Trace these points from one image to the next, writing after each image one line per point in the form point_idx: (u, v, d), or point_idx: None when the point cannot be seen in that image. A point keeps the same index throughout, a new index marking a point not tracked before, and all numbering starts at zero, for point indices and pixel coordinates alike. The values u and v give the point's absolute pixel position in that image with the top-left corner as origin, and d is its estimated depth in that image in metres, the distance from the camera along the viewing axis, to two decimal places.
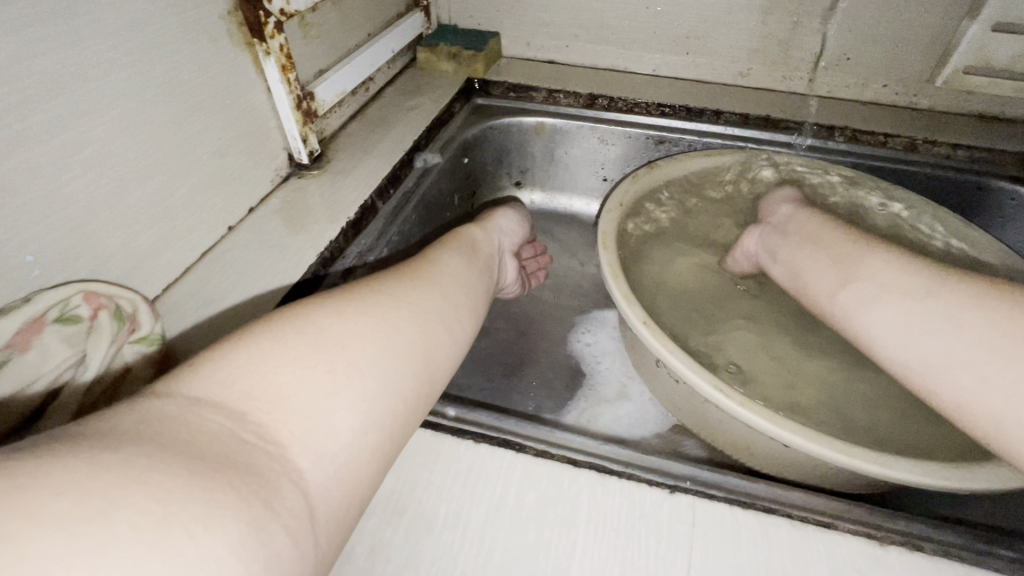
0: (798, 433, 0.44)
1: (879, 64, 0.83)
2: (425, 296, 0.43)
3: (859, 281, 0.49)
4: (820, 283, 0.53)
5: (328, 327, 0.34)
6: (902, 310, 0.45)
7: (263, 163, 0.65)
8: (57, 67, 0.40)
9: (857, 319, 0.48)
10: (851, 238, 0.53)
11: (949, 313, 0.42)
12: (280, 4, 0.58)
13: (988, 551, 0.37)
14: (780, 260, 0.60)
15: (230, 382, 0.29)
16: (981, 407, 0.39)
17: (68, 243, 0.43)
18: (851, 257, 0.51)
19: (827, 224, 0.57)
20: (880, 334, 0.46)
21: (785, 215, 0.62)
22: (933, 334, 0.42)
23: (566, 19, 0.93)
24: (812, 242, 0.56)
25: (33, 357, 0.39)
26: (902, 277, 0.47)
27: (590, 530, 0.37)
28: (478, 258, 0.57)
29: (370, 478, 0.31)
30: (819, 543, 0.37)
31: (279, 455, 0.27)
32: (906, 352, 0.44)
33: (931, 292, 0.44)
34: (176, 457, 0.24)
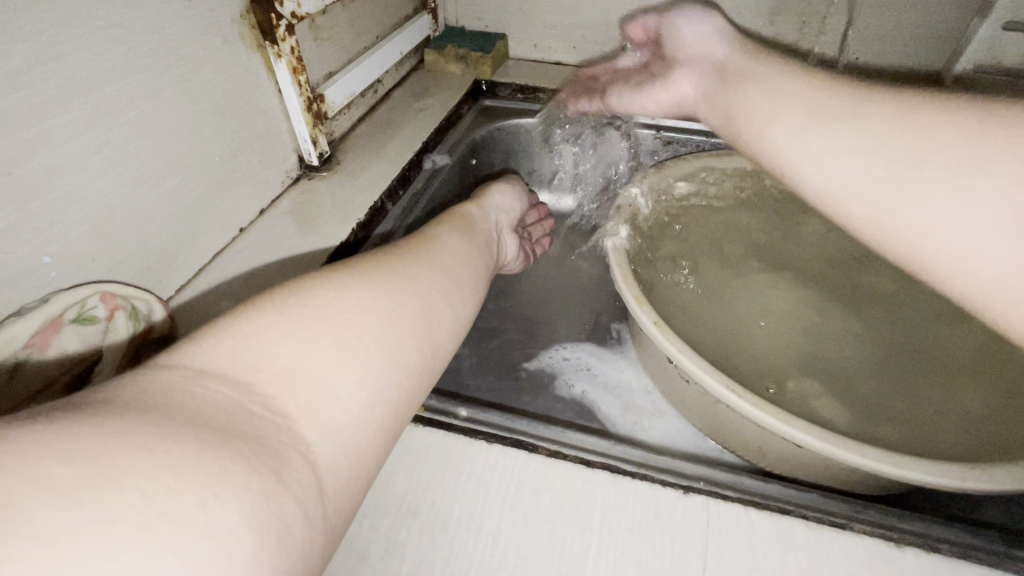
0: (815, 435, 0.44)
1: (887, 64, 0.83)
2: (426, 272, 0.41)
3: (778, 108, 0.39)
4: (742, 123, 0.42)
5: (332, 299, 0.33)
6: (829, 136, 0.35)
7: (274, 164, 0.65)
8: (76, 71, 0.41)
9: (780, 154, 0.38)
10: (786, 69, 0.43)
11: (876, 133, 0.33)
12: (291, 7, 0.59)
13: (1007, 554, 0.37)
14: (702, 104, 0.50)
15: (233, 354, 0.27)
16: (917, 232, 0.30)
17: (85, 245, 0.44)
18: (786, 87, 0.40)
19: (750, 56, 0.47)
20: (800, 167, 0.37)
21: (701, 35, 0.52)
22: (862, 157, 0.33)
23: (573, 21, 0.93)
24: (745, 74, 0.44)
25: (52, 358, 0.40)
26: (822, 102, 0.37)
27: (604, 531, 0.37)
28: (477, 235, 0.56)
29: (378, 451, 0.30)
30: (834, 544, 0.36)
31: (286, 427, 0.26)
32: (837, 184, 0.34)
33: (864, 108, 0.35)
34: (185, 426, 0.22)
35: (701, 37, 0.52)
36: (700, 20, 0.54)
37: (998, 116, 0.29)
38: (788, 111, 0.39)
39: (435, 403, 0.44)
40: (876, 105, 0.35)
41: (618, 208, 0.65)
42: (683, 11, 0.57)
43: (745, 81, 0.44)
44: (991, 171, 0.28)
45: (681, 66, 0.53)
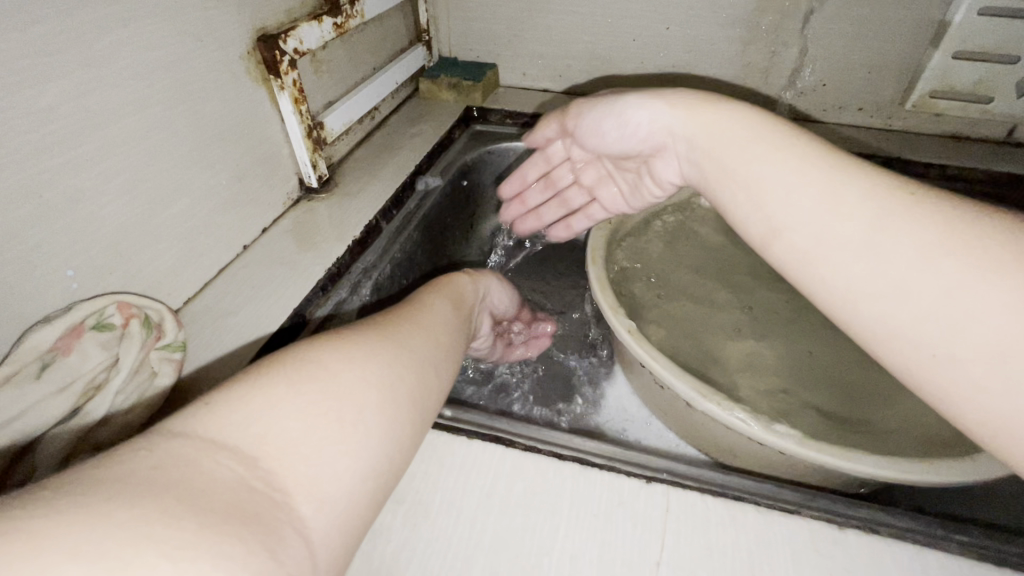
0: (771, 430, 0.48)
1: (852, 90, 0.88)
2: (427, 340, 0.43)
3: (780, 221, 0.39)
4: (749, 230, 0.42)
5: (341, 370, 0.33)
6: (840, 262, 0.35)
7: (276, 188, 0.70)
8: (101, 105, 0.46)
9: (794, 271, 0.38)
10: (785, 157, 0.40)
11: (903, 272, 0.33)
12: (294, 44, 0.65)
13: (945, 536, 0.40)
14: (697, 189, 0.50)
15: (242, 425, 0.28)
16: (956, 391, 0.30)
17: (103, 260, 0.48)
18: (792, 193, 0.39)
19: (729, 126, 0.45)
20: (824, 292, 0.36)
21: (643, 130, 0.52)
22: (889, 300, 0.33)
23: (559, 51, 1.00)
24: (740, 181, 0.43)
25: (74, 360, 0.43)
26: (824, 218, 0.37)
27: (572, 515, 0.40)
28: (468, 299, 0.58)
29: (364, 530, 0.30)
30: (783, 527, 0.40)
31: (284, 505, 0.26)
32: (873, 323, 0.34)
33: (885, 242, 0.34)
34: (188, 510, 0.22)
35: (648, 126, 0.51)
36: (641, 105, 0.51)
37: None
38: (794, 225, 0.38)
39: None
40: (892, 230, 0.34)
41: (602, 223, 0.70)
42: (585, 110, 0.58)
43: (752, 181, 0.41)
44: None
45: (653, 158, 0.54)
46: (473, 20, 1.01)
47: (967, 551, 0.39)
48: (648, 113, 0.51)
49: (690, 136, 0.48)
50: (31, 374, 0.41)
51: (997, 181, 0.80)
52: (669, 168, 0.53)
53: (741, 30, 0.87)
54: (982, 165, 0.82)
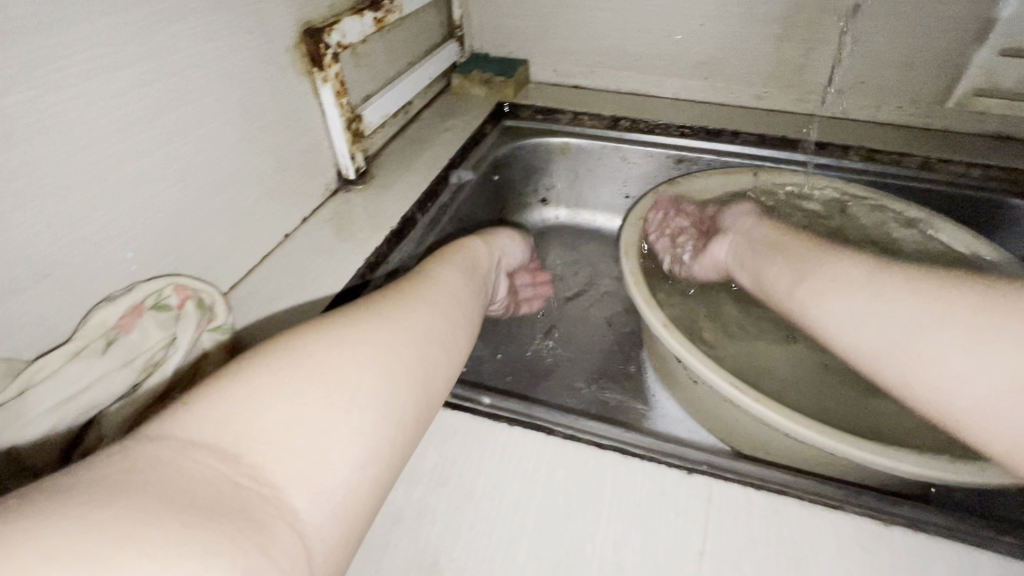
0: (812, 428, 0.47)
1: (891, 87, 0.87)
2: (423, 316, 0.43)
3: (806, 275, 0.53)
4: (777, 286, 0.56)
5: (325, 358, 0.35)
6: (847, 299, 0.48)
7: (316, 178, 0.72)
8: (160, 93, 0.47)
9: (811, 310, 0.51)
10: (816, 244, 0.57)
11: (890, 300, 0.45)
12: (337, 38, 0.66)
13: (993, 537, 0.39)
14: (738, 267, 0.65)
15: (225, 423, 0.29)
16: (934, 379, 0.40)
17: (158, 243, 0.50)
18: (811, 258, 0.54)
19: (778, 232, 0.62)
20: (828, 323, 0.49)
21: (749, 228, 0.66)
22: (877, 320, 0.45)
23: (590, 47, 1.00)
24: (774, 252, 0.59)
25: (135, 337, 0.44)
26: (840, 273, 0.50)
27: (614, 503, 0.40)
28: (476, 273, 0.59)
29: (368, 510, 0.32)
30: (829, 522, 0.40)
31: (274, 498, 0.27)
32: (865, 340, 0.45)
33: (879, 283, 0.47)
34: (168, 509, 0.24)
35: (744, 224, 0.67)
36: (734, 210, 0.71)
37: (993, 295, 0.40)
38: (812, 279, 0.52)
39: (461, 391, 0.48)
40: (886, 279, 0.47)
41: (632, 221, 0.69)
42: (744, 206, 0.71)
43: (784, 253, 0.58)
44: (980, 336, 0.38)
45: (716, 238, 0.70)
46: (505, 16, 1.01)
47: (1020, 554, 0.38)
48: (749, 214, 0.70)
49: (755, 224, 0.66)
50: (97, 350, 0.42)
51: None
52: (722, 247, 0.68)
53: (777, 27, 0.86)
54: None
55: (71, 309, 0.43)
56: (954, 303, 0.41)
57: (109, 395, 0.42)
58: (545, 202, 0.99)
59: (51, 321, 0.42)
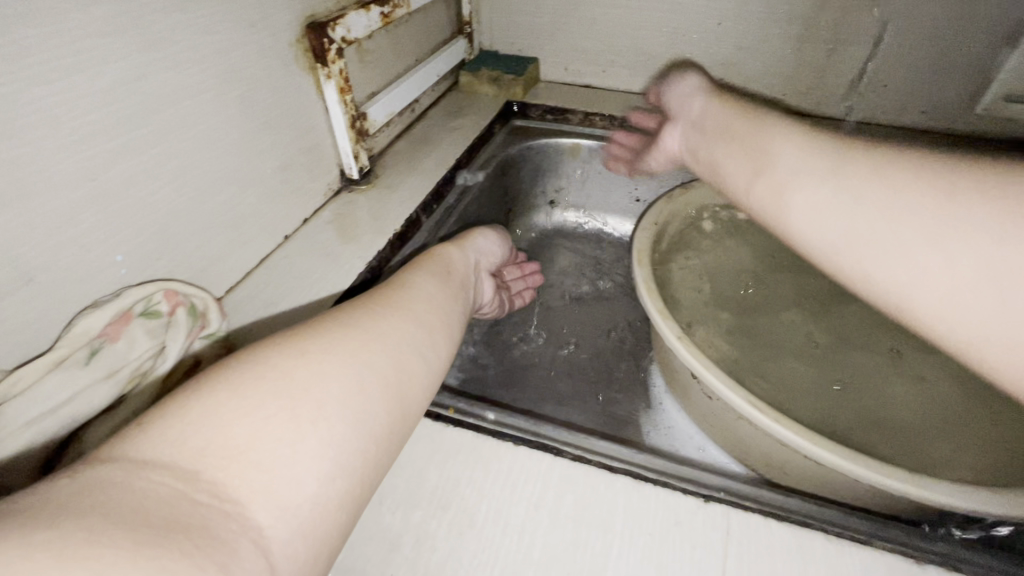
0: (831, 451, 0.44)
1: (917, 91, 0.83)
2: (398, 324, 0.41)
3: (769, 167, 0.41)
4: (736, 180, 0.45)
5: (290, 368, 0.32)
6: (812, 193, 0.37)
7: (319, 178, 0.69)
8: (156, 89, 0.45)
9: (769, 212, 0.41)
10: (772, 120, 0.45)
11: (856, 189, 0.34)
12: (342, 33, 0.64)
13: None
14: (694, 154, 0.56)
15: (180, 440, 0.27)
16: (918, 294, 0.30)
17: (151, 246, 0.48)
18: (798, 155, 0.40)
19: (735, 111, 0.51)
20: (789, 225, 0.38)
21: (697, 109, 0.57)
22: (864, 224, 0.33)
23: (603, 46, 0.97)
24: (741, 140, 0.46)
25: (122, 346, 0.42)
26: (791, 160, 0.40)
27: (625, 534, 0.38)
28: (454, 278, 0.56)
29: (341, 526, 0.30)
30: (857, 561, 0.37)
31: (237, 514, 0.25)
32: (818, 235, 0.36)
33: (846, 168, 0.36)
34: (118, 528, 0.22)
35: (687, 103, 0.59)
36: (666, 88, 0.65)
37: (977, 175, 0.30)
38: (773, 168, 0.41)
39: (464, 406, 0.46)
40: (851, 161, 0.36)
41: (643, 225, 0.66)
42: (673, 79, 0.64)
43: (737, 138, 0.47)
44: (964, 219, 0.29)
45: (666, 125, 0.61)
46: (516, 13, 0.99)
47: None
48: (695, 92, 0.58)
49: (714, 109, 0.53)
50: (80, 360, 0.40)
51: None
52: (672, 139, 0.60)
53: (799, 28, 0.83)
54: None
55: (57, 314, 0.41)
56: (953, 182, 0.30)
57: (92, 406, 0.40)
58: (553, 204, 0.96)
59: (35, 326, 0.40)
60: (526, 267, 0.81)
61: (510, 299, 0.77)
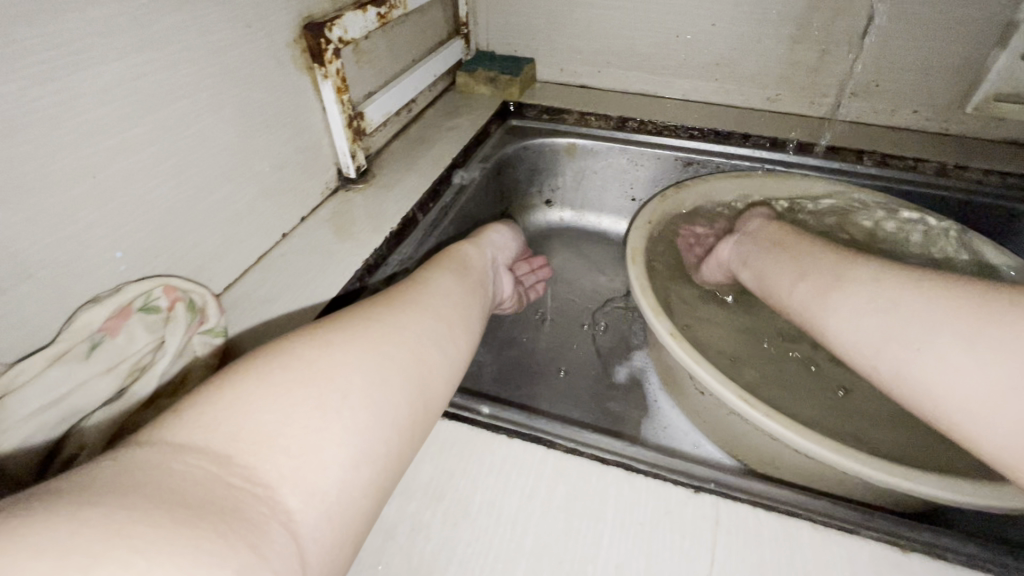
0: (825, 445, 0.45)
1: (908, 91, 0.84)
2: (416, 318, 0.42)
3: (812, 277, 0.53)
4: (780, 280, 0.56)
5: (316, 360, 0.33)
6: (850, 300, 0.48)
7: (316, 177, 0.70)
8: (155, 87, 0.46)
9: (808, 308, 0.52)
10: (817, 244, 0.57)
11: (891, 299, 0.45)
12: (339, 33, 0.65)
13: (1014, 564, 0.36)
14: (738, 265, 0.65)
15: (215, 426, 0.28)
16: (942, 387, 0.39)
17: (150, 242, 0.48)
18: (833, 267, 0.52)
19: (788, 234, 0.61)
20: (827, 325, 0.49)
21: (758, 227, 0.65)
22: (894, 327, 0.43)
23: (598, 46, 0.98)
24: (790, 253, 0.57)
25: (121, 341, 0.43)
26: (828, 270, 0.52)
27: (616, 524, 0.38)
28: (471, 272, 0.57)
29: (365, 514, 0.31)
30: (842, 547, 0.38)
31: (267, 497, 0.26)
32: (856, 336, 0.46)
33: (882, 282, 0.47)
34: (159, 508, 0.23)
35: (755, 229, 0.65)
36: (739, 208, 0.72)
37: (984, 298, 0.40)
38: (812, 278, 0.53)
39: (460, 401, 0.47)
40: (886, 277, 0.47)
41: (638, 223, 0.67)
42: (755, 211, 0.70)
43: (789, 251, 0.58)
44: (968, 329, 0.39)
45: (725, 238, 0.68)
46: (512, 13, 1.00)
47: None
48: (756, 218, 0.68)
49: (765, 224, 0.65)
50: (81, 353, 0.41)
51: None
52: (728, 246, 0.66)
53: (792, 29, 0.84)
54: None
55: (58, 309, 0.42)
56: (967, 302, 0.40)
57: (93, 400, 0.41)
58: (549, 203, 0.97)
59: (37, 319, 0.40)
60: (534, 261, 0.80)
61: (524, 293, 0.78)
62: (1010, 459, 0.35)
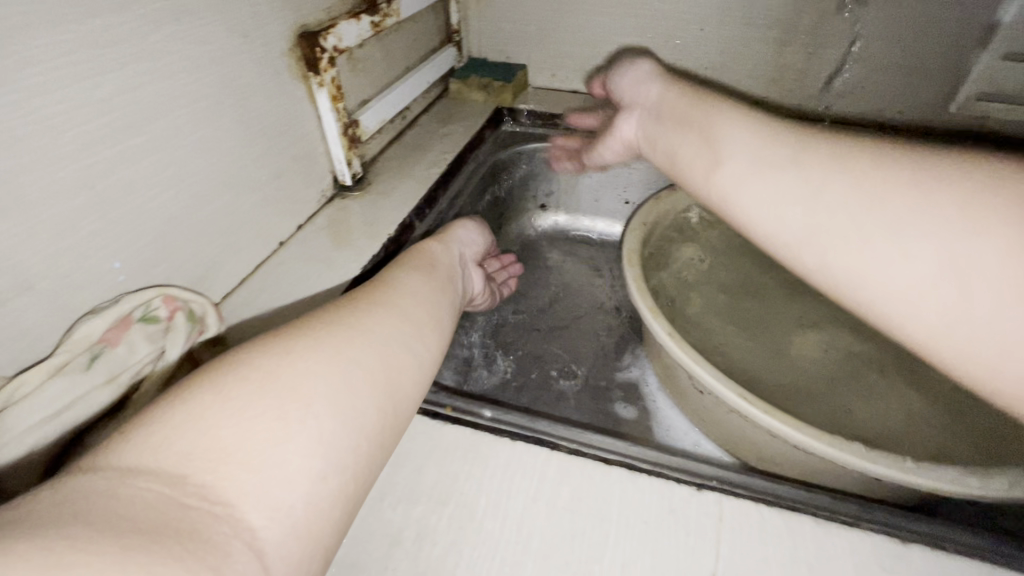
0: (819, 439, 0.46)
1: (895, 92, 0.86)
2: (380, 320, 0.41)
3: (726, 157, 0.45)
4: (695, 168, 0.48)
5: (274, 370, 0.33)
6: (771, 183, 0.40)
7: (312, 185, 0.70)
8: (152, 98, 0.46)
9: (728, 197, 0.44)
10: (718, 109, 0.49)
11: (813, 180, 0.38)
12: (334, 42, 0.65)
13: (1012, 554, 0.37)
14: (648, 151, 0.59)
15: (166, 446, 0.28)
16: (863, 276, 0.34)
17: (148, 253, 0.48)
18: (766, 146, 0.42)
19: (685, 98, 0.54)
20: (747, 211, 0.42)
21: (650, 94, 0.60)
22: (830, 212, 0.37)
23: (589, 53, 0.99)
24: (692, 128, 0.50)
25: (122, 351, 0.43)
26: (756, 145, 0.43)
27: (622, 521, 0.39)
28: (441, 273, 0.57)
29: (336, 525, 0.31)
30: (842, 540, 0.38)
31: (227, 516, 0.26)
32: (783, 228, 0.39)
33: (807, 160, 0.39)
34: (108, 535, 0.23)
35: (645, 96, 0.61)
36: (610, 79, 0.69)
37: (919, 173, 0.34)
38: (736, 156, 0.44)
39: (462, 405, 0.47)
40: (807, 151, 0.40)
41: (634, 224, 0.68)
42: (624, 66, 0.66)
43: (687, 125, 0.51)
44: (908, 208, 0.33)
45: (622, 113, 0.63)
46: (504, 21, 1.01)
47: None
48: (649, 71, 0.62)
49: (661, 95, 0.58)
50: (82, 364, 0.41)
51: None
52: (629, 124, 0.62)
53: (779, 33, 0.86)
54: None
55: (57, 322, 0.42)
56: (948, 176, 0.32)
57: (95, 411, 0.41)
58: (544, 208, 0.97)
59: (36, 333, 0.40)
60: (507, 259, 0.82)
61: (500, 290, 0.79)
62: (946, 354, 0.31)
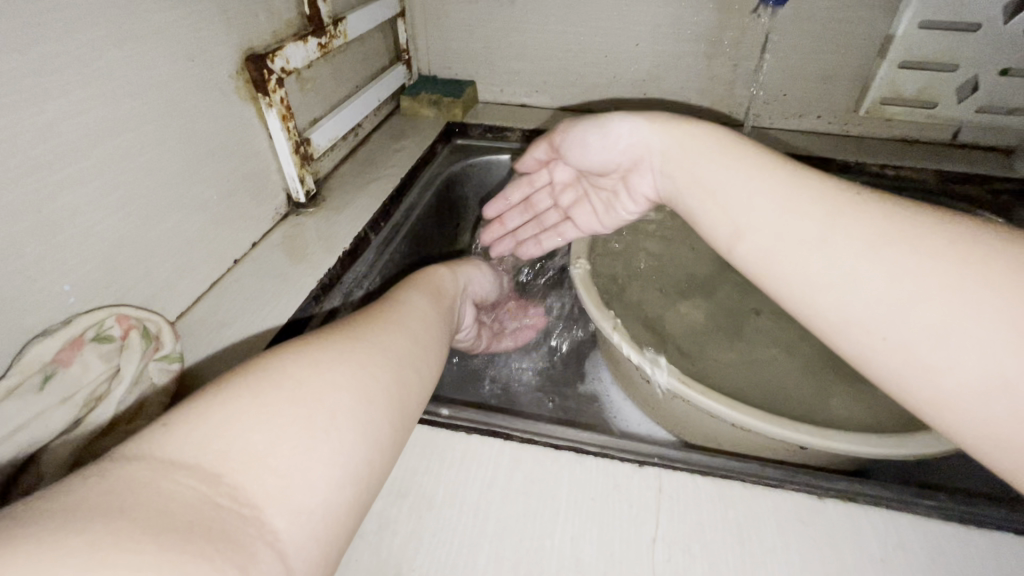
0: (751, 414, 0.50)
1: (812, 99, 0.94)
2: (395, 340, 0.43)
3: (749, 224, 0.41)
4: (719, 230, 0.44)
5: (306, 378, 0.35)
6: (798, 259, 0.37)
7: (265, 203, 0.72)
8: (97, 123, 0.47)
9: (749, 270, 0.41)
10: (724, 158, 0.45)
11: (849, 255, 0.35)
12: (281, 63, 0.67)
13: (914, 501, 0.42)
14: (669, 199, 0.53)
15: (206, 442, 0.29)
16: (916, 367, 0.31)
17: (98, 274, 0.49)
18: (789, 218, 0.39)
19: (686, 147, 0.48)
20: (778, 288, 0.39)
21: (622, 146, 0.55)
22: (873, 295, 0.33)
23: (534, 68, 1.04)
24: (706, 184, 0.45)
25: (75, 371, 0.44)
26: (792, 216, 0.39)
27: (570, 499, 0.42)
28: (444, 299, 0.59)
29: (349, 528, 0.32)
30: (767, 501, 0.42)
31: (254, 518, 0.28)
32: (816, 303, 0.36)
33: (834, 234, 0.36)
34: (149, 531, 0.24)
35: (632, 148, 0.54)
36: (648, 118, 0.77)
37: (963, 255, 0.32)
38: (770, 228, 0.40)
39: None
40: (839, 221, 0.37)
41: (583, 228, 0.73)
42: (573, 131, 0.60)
43: (710, 179, 0.45)
44: (950, 295, 0.31)
45: (631, 173, 0.56)
46: (451, 39, 1.05)
47: (936, 514, 0.41)
48: (627, 128, 0.54)
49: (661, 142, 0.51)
50: (34, 386, 0.41)
51: (947, 180, 0.85)
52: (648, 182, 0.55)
53: (706, 46, 0.93)
54: (932, 165, 0.87)
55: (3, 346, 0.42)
56: (988, 260, 0.30)
57: (49, 432, 0.41)
58: None
59: None
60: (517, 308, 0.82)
61: (495, 330, 0.77)
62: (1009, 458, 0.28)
